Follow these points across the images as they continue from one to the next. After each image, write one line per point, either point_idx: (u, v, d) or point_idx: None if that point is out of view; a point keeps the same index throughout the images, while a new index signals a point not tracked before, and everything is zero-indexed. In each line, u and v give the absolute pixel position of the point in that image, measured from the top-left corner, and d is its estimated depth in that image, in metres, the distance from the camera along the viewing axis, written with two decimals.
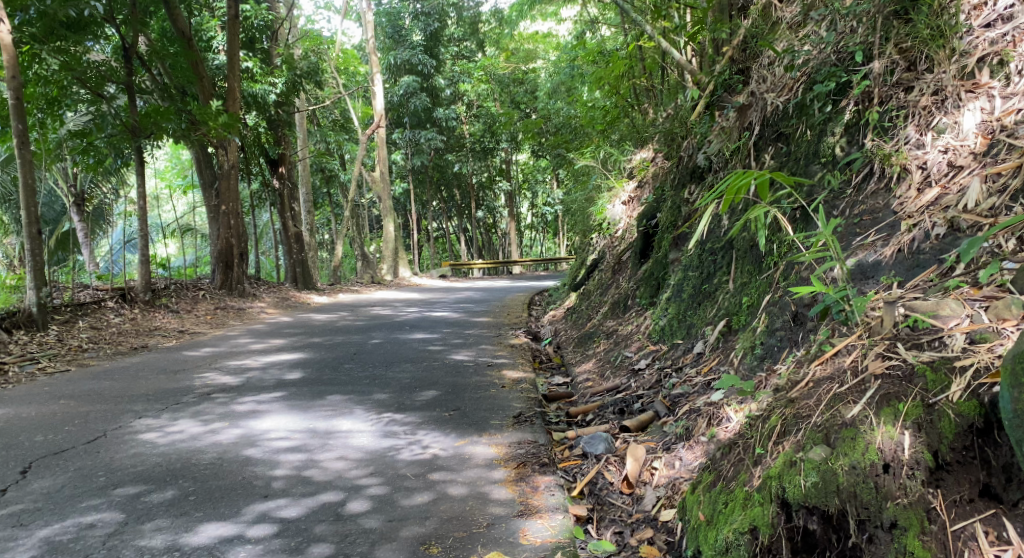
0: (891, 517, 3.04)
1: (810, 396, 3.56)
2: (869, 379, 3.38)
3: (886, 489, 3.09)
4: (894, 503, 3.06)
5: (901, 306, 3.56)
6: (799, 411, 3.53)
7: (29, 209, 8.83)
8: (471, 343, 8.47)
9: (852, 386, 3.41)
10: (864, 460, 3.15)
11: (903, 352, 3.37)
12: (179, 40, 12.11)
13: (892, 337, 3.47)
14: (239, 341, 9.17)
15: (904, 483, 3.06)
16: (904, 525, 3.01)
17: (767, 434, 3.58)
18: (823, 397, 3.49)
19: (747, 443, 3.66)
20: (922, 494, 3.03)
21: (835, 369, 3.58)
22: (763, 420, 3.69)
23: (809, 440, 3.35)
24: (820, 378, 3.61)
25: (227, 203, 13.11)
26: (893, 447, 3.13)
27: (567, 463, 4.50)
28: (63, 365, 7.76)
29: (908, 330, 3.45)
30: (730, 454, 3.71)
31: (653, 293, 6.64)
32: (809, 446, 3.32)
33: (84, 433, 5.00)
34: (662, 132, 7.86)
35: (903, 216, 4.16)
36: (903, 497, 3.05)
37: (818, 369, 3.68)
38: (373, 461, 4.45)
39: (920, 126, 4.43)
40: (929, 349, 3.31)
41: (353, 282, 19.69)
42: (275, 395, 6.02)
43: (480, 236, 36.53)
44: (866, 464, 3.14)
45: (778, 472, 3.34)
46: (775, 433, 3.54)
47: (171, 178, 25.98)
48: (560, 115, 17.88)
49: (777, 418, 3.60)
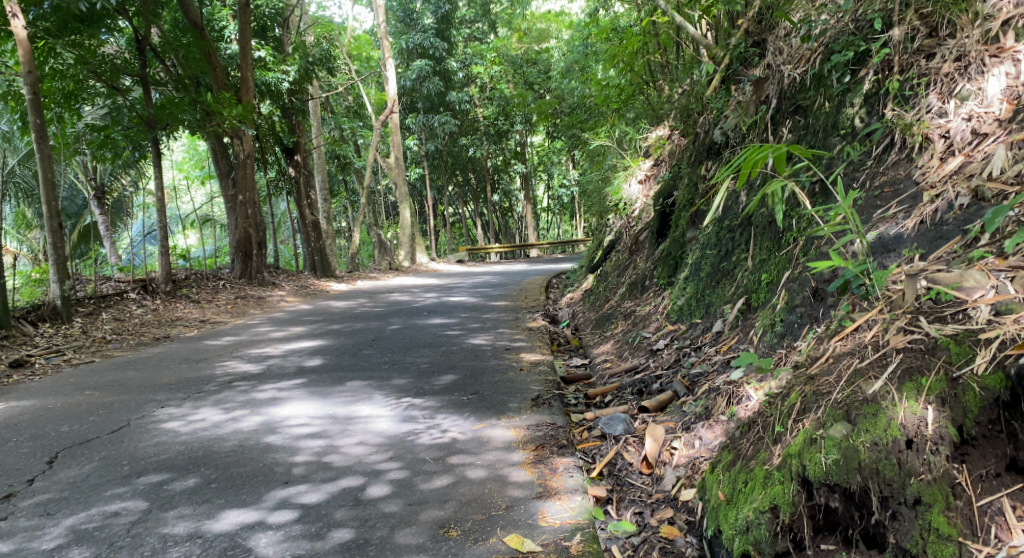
0: (914, 493, 3.00)
1: (830, 372, 3.51)
2: (891, 353, 3.32)
3: (909, 466, 3.04)
4: (918, 479, 3.01)
5: (923, 278, 3.47)
6: (818, 388, 3.48)
7: (50, 204, 8.92)
8: (489, 327, 8.46)
9: (874, 361, 3.36)
10: (885, 436, 3.11)
11: (925, 325, 3.29)
12: (191, 31, 12.11)
13: (914, 311, 3.40)
14: (260, 330, 9.22)
15: (928, 459, 3.02)
16: (928, 501, 2.97)
17: (787, 411, 3.53)
18: (843, 373, 3.43)
19: (766, 422, 3.61)
20: (947, 469, 2.98)
21: (856, 344, 3.52)
22: (782, 398, 3.64)
23: (829, 418, 3.30)
24: (841, 353, 3.56)
25: (244, 192, 13.17)
26: (916, 422, 3.07)
27: (586, 445, 4.48)
28: (87, 356, 7.83)
29: (930, 303, 3.37)
30: (750, 434, 3.67)
31: (671, 272, 6.59)
32: (830, 423, 3.27)
33: (108, 422, 5.04)
34: (679, 108, 7.79)
35: (925, 186, 4.10)
36: (927, 473, 3.01)
37: (838, 345, 3.62)
38: (393, 445, 4.45)
39: (942, 93, 4.33)
40: (953, 322, 3.23)
41: (372, 269, 19.75)
42: (296, 382, 6.04)
43: (496, 220, 36.50)
44: (888, 439, 3.10)
45: (799, 450, 3.30)
46: (795, 410, 3.48)
47: (189, 169, 26.11)
48: (573, 94, 17.79)
49: (797, 395, 3.54)
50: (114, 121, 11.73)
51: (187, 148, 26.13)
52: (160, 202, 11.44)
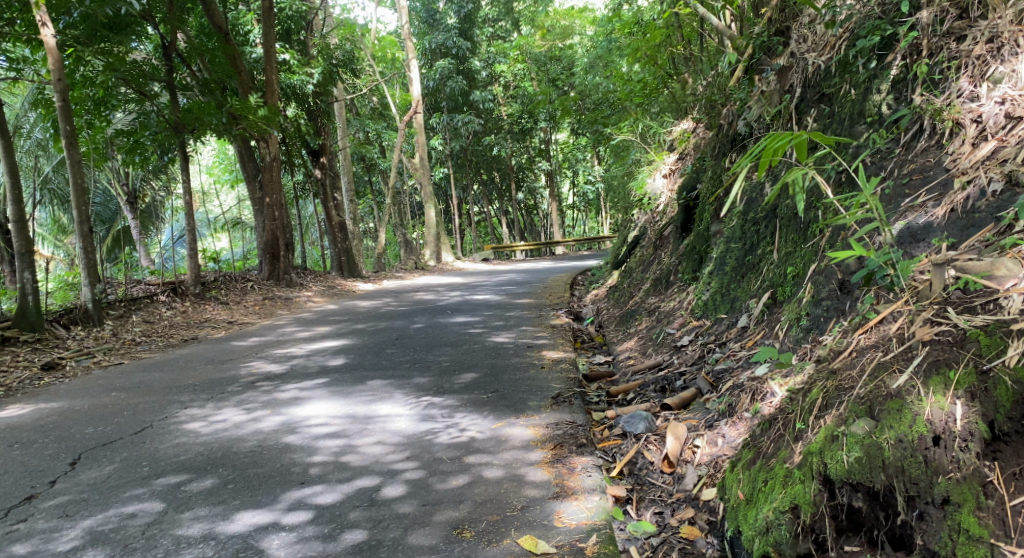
0: (942, 493, 2.89)
1: (853, 366, 3.39)
2: (916, 346, 3.20)
3: (937, 463, 2.93)
4: (946, 478, 2.90)
5: (952, 267, 3.33)
6: (841, 383, 3.37)
7: (80, 209, 9.02)
8: (512, 325, 8.40)
9: (899, 354, 3.24)
10: (911, 432, 3.00)
11: (953, 317, 3.16)
12: (216, 35, 12.16)
13: (942, 302, 3.26)
14: (286, 330, 9.25)
15: (957, 456, 2.90)
16: (957, 500, 2.85)
17: (808, 408, 3.42)
18: (867, 366, 3.32)
19: (787, 419, 3.51)
20: (977, 467, 2.86)
21: (881, 338, 3.40)
22: (804, 394, 3.52)
23: (851, 414, 3.19)
24: (865, 347, 3.44)
25: (270, 195, 13.24)
26: (944, 418, 2.96)
27: (607, 443, 4.40)
28: (117, 358, 7.89)
29: (959, 292, 3.24)
30: (771, 431, 3.56)
31: (695, 267, 6.48)
32: (853, 420, 3.17)
33: (132, 424, 5.05)
34: (703, 100, 7.67)
35: (956, 173, 3.98)
36: (956, 472, 2.89)
37: (863, 338, 3.51)
38: (410, 445, 4.40)
39: (973, 77, 4.18)
40: (983, 313, 3.10)
41: (398, 269, 19.79)
42: (318, 382, 6.03)
43: (522, 218, 36.43)
44: (913, 436, 2.99)
45: (819, 448, 3.20)
46: (817, 407, 3.37)
47: (218, 173, 26.35)
48: (597, 91, 17.68)
49: (818, 391, 3.43)
50: (142, 126, 11.78)
51: (216, 152, 26.37)
52: (187, 206, 11.49)
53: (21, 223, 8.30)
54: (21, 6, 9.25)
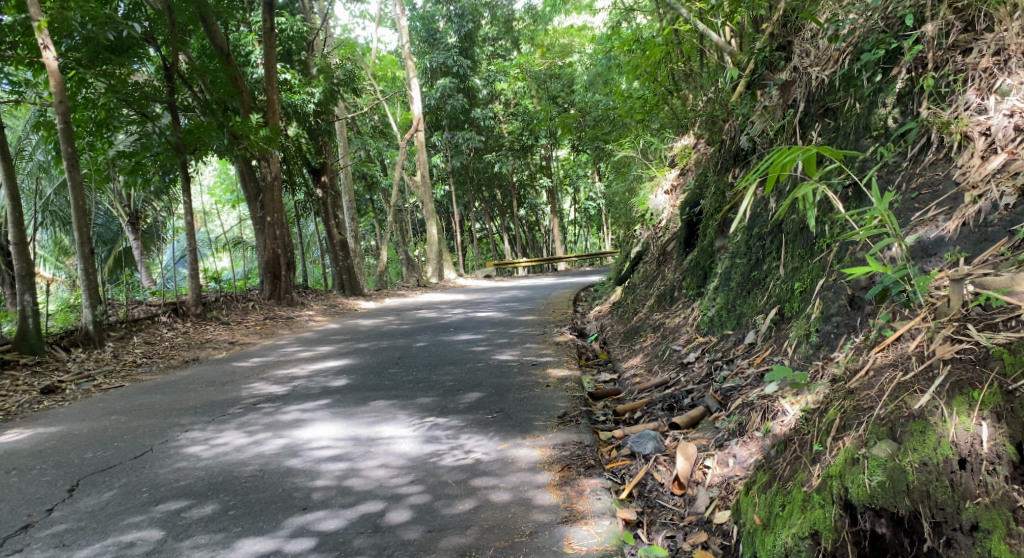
0: (970, 518, 2.81)
1: (871, 386, 3.32)
2: (937, 365, 3.13)
3: (964, 488, 2.86)
4: (974, 502, 2.83)
5: (970, 282, 3.27)
6: (859, 403, 3.29)
7: (82, 230, 8.97)
8: (516, 342, 8.31)
9: (919, 374, 3.16)
10: (936, 456, 2.93)
11: (975, 334, 3.10)
12: (218, 56, 12.20)
13: (961, 318, 3.20)
14: (287, 350, 9.17)
15: (984, 480, 2.83)
16: (987, 526, 2.78)
17: (826, 428, 3.34)
18: (886, 385, 3.25)
19: (803, 439, 3.43)
20: (1006, 492, 2.79)
21: (898, 355, 3.33)
22: (820, 414, 3.45)
23: (872, 436, 3.12)
24: (882, 366, 3.37)
25: (272, 214, 13.19)
26: (970, 440, 2.89)
27: (615, 464, 4.32)
28: (118, 381, 7.80)
29: (979, 309, 3.17)
30: (786, 453, 3.49)
31: (700, 283, 6.42)
32: (873, 442, 3.10)
33: (131, 448, 4.97)
34: (704, 116, 7.66)
35: (966, 187, 3.95)
36: (984, 496, 2.82)
37: (879, 356, 3.43)
38: (415, 468, 4.31)
39: (981, 90, 4.16)
40: (1005, 329, 3.03)
41: (400, 287, 19.71)
42: (321, 403, 5.94)
43: (524, 234, 36.38)
44: (938, 460, 2.92)
45: (839, 471, 3.13)
46: (834, 428, 3.30)
47: (220, 193, 26.36)
48: (597, 107, 17.72)
49: (835, 411, 3.36)
50: (143, 147, 11.74)
51: (219, 172, 26.37)
52: (189, 227, 11.40)
53: (21, 245, 8.25)
54: (23, 29, 9.29)
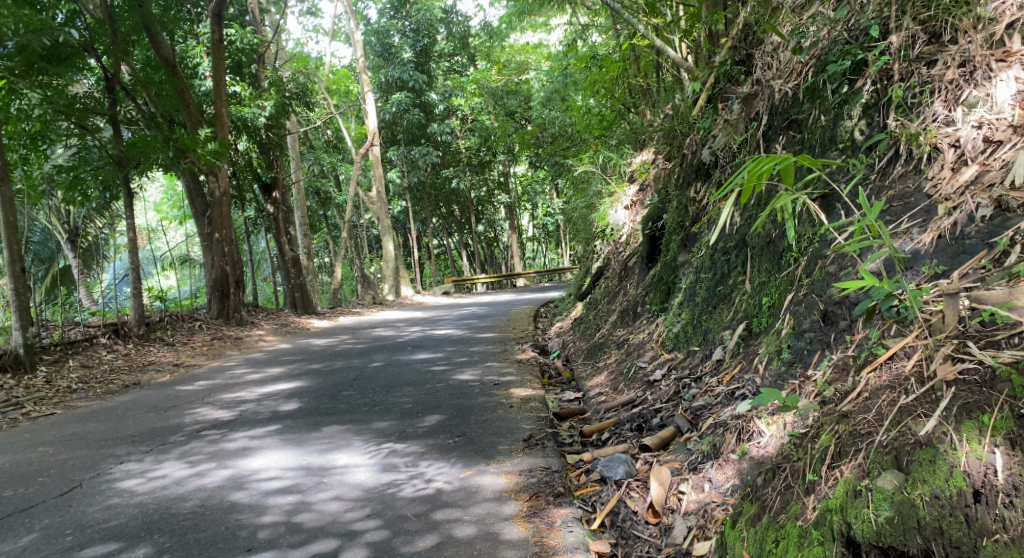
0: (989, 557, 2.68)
1: (867, 409, 3.21)
2: (940, 388, 3.03)
3: (980, 524, 2.73)
4: (992, 539, 2.69)
5: (965, 297, 3.17)
6: (855, 428, 3.18)
7: (11, 247, 8.55)
8: (476, 360, 8.07)
9: (921, 397, 3.07)
10: (949, 488, 2.82)
11: (976, 352, 3.01)
12: (163, 67, 11.83)
13: (960, 336, 3.11)
14: (236, 372, 8.78)
15: (1001, 514, 2.71)
16: None
17: (820, 456, 3.23)
18: (885, 409, 3.14)
19: (794, 468, 3.31)
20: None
21: (895, 377, 3.22)
22: (812, 440, 3.34)
23: (876, 465, 3.02)
24: (877, 387, 3.26)
25: (221, 230, 12.77)
26: (983, 469, 2.79)
27: (585, 491, 4.11)
28: (49, 408, 7.36)
29: (979, 325, 3.09)
30: (774, 482, 3.35)
31: (664, 298, 6.27)
32: (878, 473, 2.99)
33: (59, 484, 4.61)
34: (663, 130, 7.54)
35: (939, 199, 3.84)
36: (1003, 533, 2.69)
37: (872, 377, 3.32)
38: (371, 500, 4.04)
39: (948, 101, 4.08)
40: (1009, 347, 2.95)
41: (355, 304, 19.29)
42: (270, 429, 5.62)
43: (481, 250, 36.19)
44: (951, 493, 2.81)
45: (840, 505, 3.02)
46: (829, 455, 3.19)
47: (167, 210, 25.65)
48: (555, 123, 17.65)
49: (829, 437, 3.25)
50: (83, 161, 11.27)
51: (167, 188, 25.67)
52: (132, 244, 10.92)
53: None
54: None
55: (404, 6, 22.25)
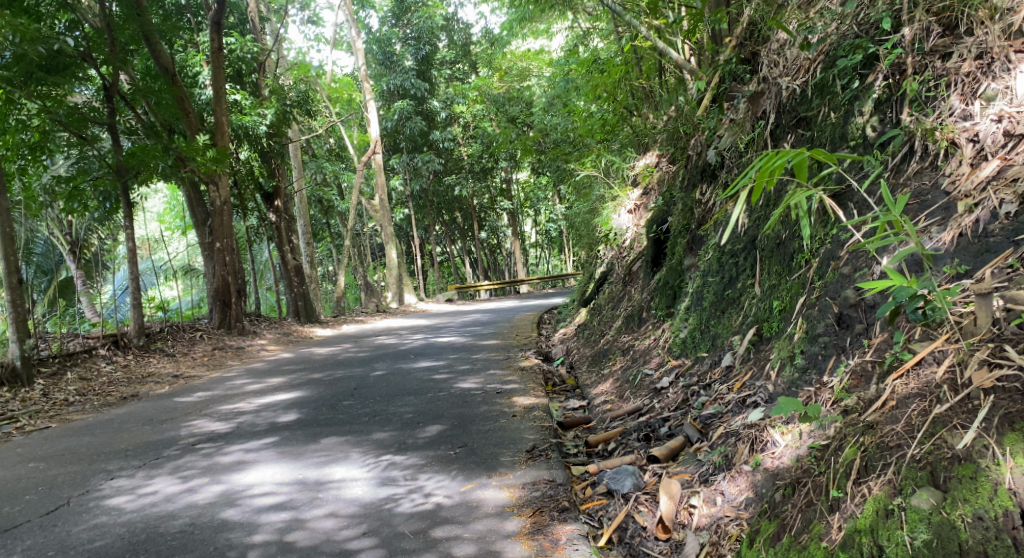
0: None
1: (895, 420, 3.05)
2: (977, 397, 2.87)
3: None
4: None
5: (998, 297, 3.01)
6: (883, 440, 3.03)
7: (8, 259, 8.41)
8: (479, 368, 7.90)
9: (956, 406, 2.90)
10: (993, 508, 2.65)
11: (1015, 357, 2.84)
12: (162, 76, 11.69)
13: (995, 340, 2.95)
14: (236, 383, 8.62)
15: None
16: None
17: (845, 471, 3.07)
18: (916, 420, 2.98)
19: (817, 483, 3.14)
20: None
21: (925, 385, 3.06)
22: (835, 452, 3.17)
23: (910, 482, 2.85)
24: (905, 396, 3.10)
25: (221, 239, 12.62)
26: None
27: (591, 505, 3.94)
28: (45, 422, 7.20)
29: (1014, 328, 2.92)
30: (795, 497, 3.19)
31: (669, 303, 6.09)
32: (912, 490, 2.83)
33: (45, 502, 4.45)
34: (667, 132, 7.37)
35: (959, 196, 3.66)
36: None
37: (899, 384, 3.16)
38: (368, 517, 3.87)
39: (965, 94, 3.91)
40: None
41: (358, 312, 19.12)
42: (266, 441, 5.46)
43: (484, 257, 36.05)
44: (995, 513, 2.63)
45: (871, 526, 2.86)
46: (855, 470, 3.03)
47: (170, 220, 25.53)
48: (557, 128, 17.51)
49: (854, 450, 3.09)
50: (82, 171, 11.11)
51: (170, 199, 25.56)
52: (132, 254, 10.78)
53: None
54: None
55: (405, 14, 22.16)
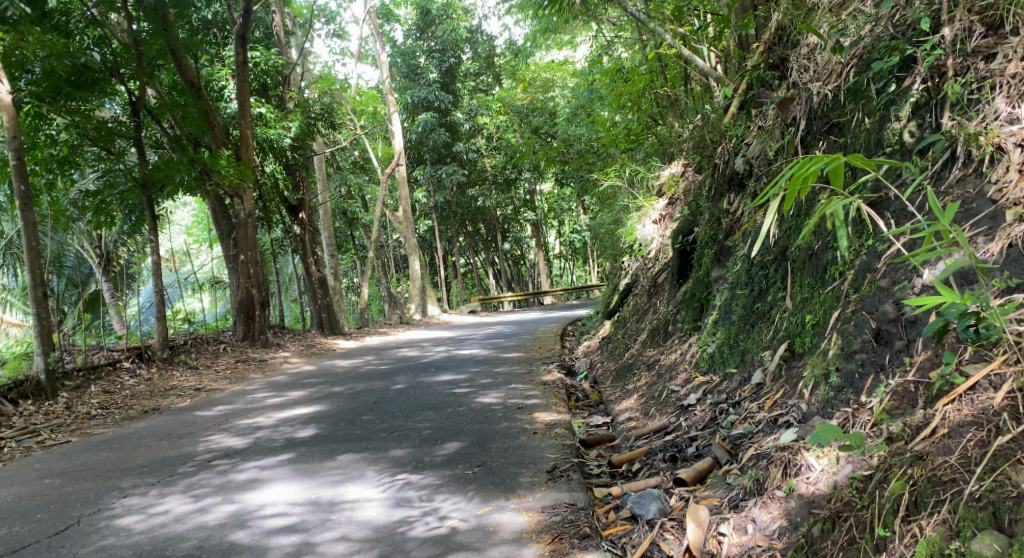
0: None
1: (949, 451, 2.88)
2: None
3: None
4: None
5: None
6: (935, 473, 2.86)
7: (35, 272, 8.39)
8: (501, 382, 7.72)
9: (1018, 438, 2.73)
10: None
11: None
12: (189, 91, 11.69)
13: None
14: (256, 396, 8.51)
15: None
16: None
17: (892, 506, 2.90)
18: (973, 453, 2.82)
19: (861, 517, 2.97)
20: None
21: (981, 412, 2.89)
22: (880, 484, 2.99)
23: (969, 524, 2.71)
24: (959, 423, 2.92)
25: (245, 251, 12.58)
26: None
27: (614, 531, 3.75)
28: (65, 436, 7.13)
29: None
30: (836, 532, 3.01)
31: (696, 316, 5.89)
32: (972, 534, 2.69)
33: (55, 521, 4.34)
34: (692, 140, 7.16)
35: (1007, 204, 3.46)
36: None
37: (950, 410, 2.98)
38: (380, 542, 3.73)
39: (1011, 97, 3.68)
40: None
41: (382, 324, 19.02)
42: (282, 458, 5.33)
43: (508, 268, 35.88)
44: None
45: None
46: (904, 506, 2.87)
47: (198, 233, 25.66)
48: (580, 139, 17.32)
49: (902, 483, 2.92)
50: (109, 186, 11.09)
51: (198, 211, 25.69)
52: (156, 267, 10.76)
53: None
54: None
55: (429, 27, 22.17)
